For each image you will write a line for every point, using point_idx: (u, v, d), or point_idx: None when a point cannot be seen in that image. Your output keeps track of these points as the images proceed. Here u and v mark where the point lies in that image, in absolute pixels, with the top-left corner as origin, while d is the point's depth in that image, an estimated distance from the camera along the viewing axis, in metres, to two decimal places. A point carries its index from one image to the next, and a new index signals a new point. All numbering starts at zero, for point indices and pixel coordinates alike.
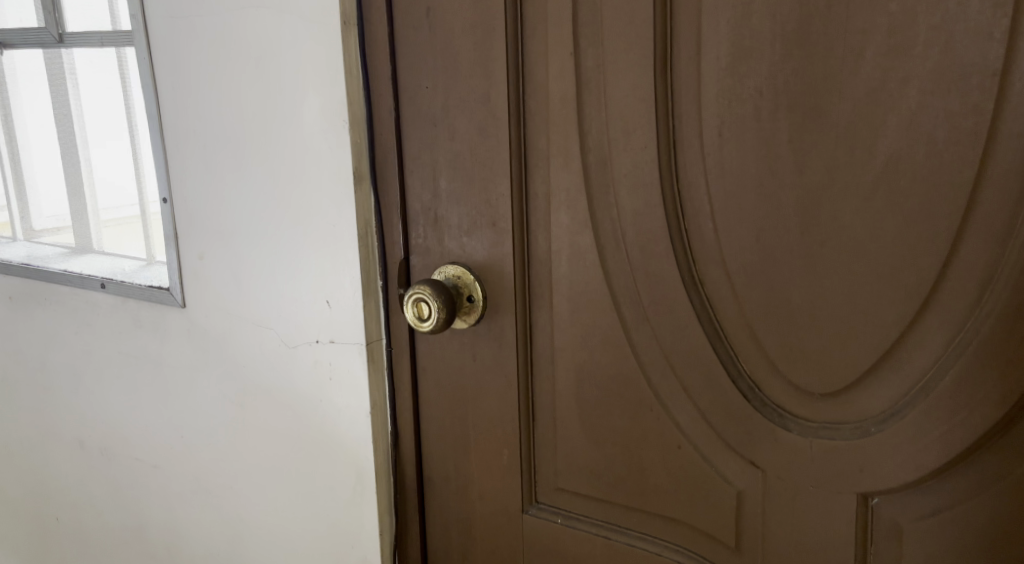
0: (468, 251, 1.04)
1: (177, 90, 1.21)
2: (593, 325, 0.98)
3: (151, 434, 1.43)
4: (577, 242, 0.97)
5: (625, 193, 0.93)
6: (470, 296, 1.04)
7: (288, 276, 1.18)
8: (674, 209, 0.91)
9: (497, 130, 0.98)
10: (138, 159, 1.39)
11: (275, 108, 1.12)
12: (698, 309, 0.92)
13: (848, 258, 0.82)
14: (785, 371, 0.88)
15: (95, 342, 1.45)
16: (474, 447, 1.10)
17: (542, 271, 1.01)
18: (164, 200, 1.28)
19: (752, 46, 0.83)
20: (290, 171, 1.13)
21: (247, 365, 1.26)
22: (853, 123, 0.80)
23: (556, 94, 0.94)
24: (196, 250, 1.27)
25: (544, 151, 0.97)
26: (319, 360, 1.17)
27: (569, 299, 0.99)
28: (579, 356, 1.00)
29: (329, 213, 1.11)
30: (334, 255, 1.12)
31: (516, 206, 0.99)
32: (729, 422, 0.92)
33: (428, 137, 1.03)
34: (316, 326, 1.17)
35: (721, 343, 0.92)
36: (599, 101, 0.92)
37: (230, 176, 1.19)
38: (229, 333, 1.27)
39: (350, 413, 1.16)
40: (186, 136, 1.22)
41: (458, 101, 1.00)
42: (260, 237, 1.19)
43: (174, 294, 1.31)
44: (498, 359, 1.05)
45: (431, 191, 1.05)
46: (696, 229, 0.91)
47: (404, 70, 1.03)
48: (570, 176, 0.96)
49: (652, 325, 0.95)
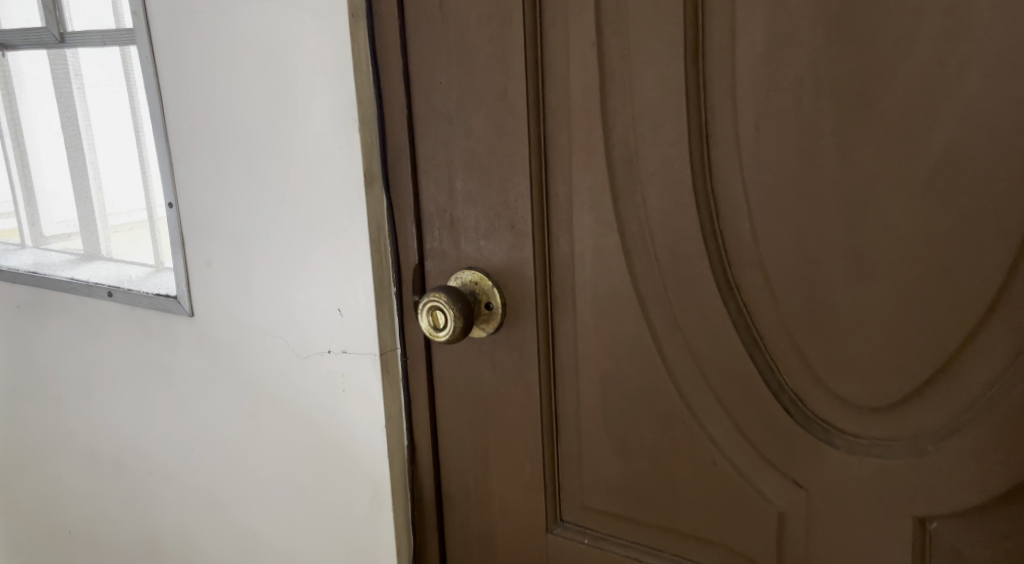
0: (485, 256, 0.98)
1: (181, 90, 1.16)
2: (620, 333, 0.92)
3: (162, 446, 1.38)
4: (601, 244, 0.91)
5: (652, 193, 0.86)
6: (488, 303, 0.99)
7: (298, 283, 1.12)
8: (707, 207, 0.84)
9: (515, 126, 0.92)
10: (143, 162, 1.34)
11: (282, 108, 1.07)
12: (735, 317, 0.85)
13: (900, 262, 0.76)
14: (832, 383, 0.81)
15: (104, 351, 1.41)
16: (496, 461, 1.04)
17: (565, 276, 0.95)
18: (169, 205, 1.23)
19: (791, 30, 0.76)
20: (298, 173, 1.08)
21: (259, 374, 1.21)
22: (906, 110, 0.73)
23: (578, 87, 0.88)
24: (204, 256, 1.22)
25: (566, 148, 0.91)
26: (332, 371, 1.12)
27: (593, 305, 0.93)
28: (604, 367, 0.94)
29: (340, 216, 1.05)
30: (346, 261, 1.06)
31: (536, 207, 0.94)
32: (770, 439, 0.85)
33: (442, 135, 0.97)
34: (328, 334, 1.11)
35: (760, 352, 0.84)
36: (624, 93, 0.86)
37: (238, 179, 1.14)
38: (239, 342, 1.22)
39: (366, 424, 1.11)
40: (192, 138, 1.17)
41: (473, 97, 0.94)
42: (270, 243, 1.13)
43: (182, 302, 1.26)
44: (519, 370, 0.99)
45: (446, 192, 0.99)
46: (731, 230, 0.83)
47: (416, 65, 0.97)
48: (593, 175, 0.90)
49: (683, 332, 0.88)
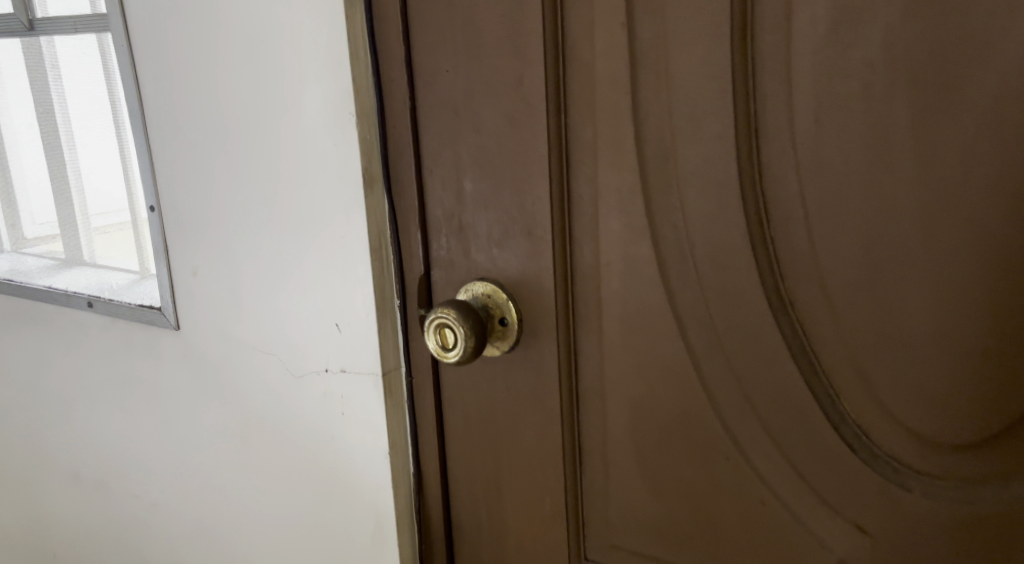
0: (498, 265, 0.87)
1: (160, 81, 1.05)
2: (653, 354, 0.81)
3: (148, 468, 1.28)
4: (631, 253, 0.80)
5: (692, 195, 0.75)
6: (502, 318, 0.88)
7: (290, 294, 1.02)
8: (756, 212, 0.73)
9: (532, 119, 0.80)
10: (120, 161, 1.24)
11: (270, 101, 0.96)
12: (789, 339, 0.74)
13: (988, 279, 0.66)
14: (907, 418, 0.71)
15: (85, 365, 1.30)
16: (511, 493, 0.93)
17: (590, 288, 0.84)
18: (151, 208, 1.12)
19: (861, 5, 0.65)
20: (289, 172, 0.97)
21: (250, 394, 1.10)
22: (999, 99, 0.63)
23: (605, 74, 0.77)
24: (189, 264, 1.11)
25: (591, 144, 0.80)
26: (330, 392, 1.01)
27: (621, 321, 0.83)
28: (634, 391, 0.84)
29: (336, 222, 0.95)
30: (343, 271, 0.96)
31: (556, 212, 0.83)
32: (829, 477, 0.75)
33: (448, 130, 0.85)
34: (325, 351, 1.00)
35: (819, 380, 0.74)
36: (658, 82, 0.75)
37: (225, 180, 1.03)
38: (227, 358, 1.11)
39: (367, 451, 1.00)
40: (173, 134, 1.06)
41: (483, 86, 0.82)
42: (261, 250, 1.03)
43: (166, 314, 1.15)
44: (538, 393, 0.88)
45: (454, 194, 0.87)
46: (785, 238, 0.72)
47: (418, 50, 0.85)
48: (622, 174, 0.79)
49: (727, 354, 0.77)
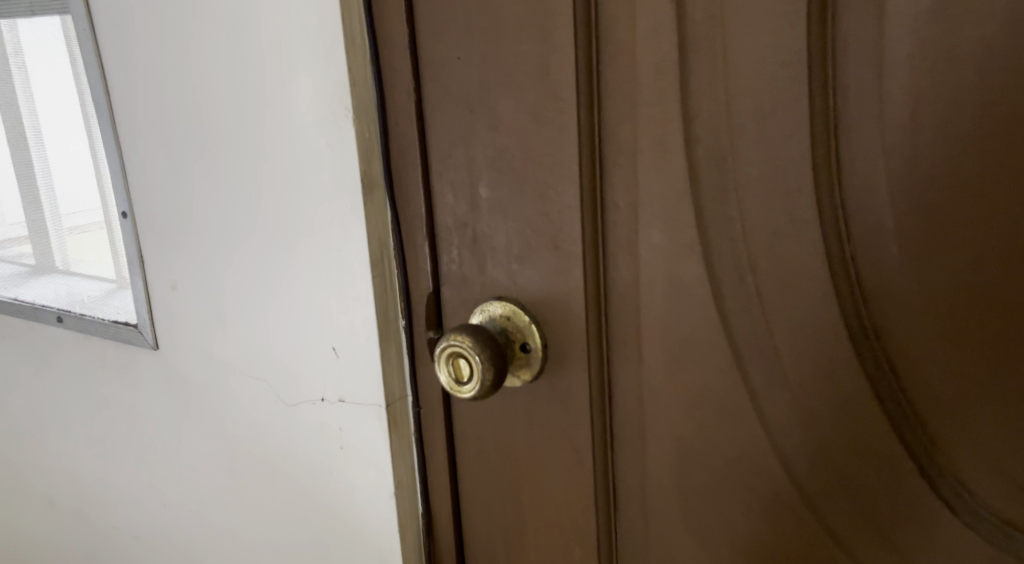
0: (519, 284, 0.75)
1: (128, 70, 0.93)
2: (703, 389, 0.70)
3: (128, 499, 1.17)
4: (678, 272, 0.68)
5: (754, 204, 0.64)
6: (524, 344, 0.76)
7: (279, 314, 0.90)
8: (834, 227, 0.62)
9: (560, 115, 0.68)
10: (82, 162, 1.10)
11: (252, 93, 0.84)
12: (875, 377, 0.63)
13: None
14: (1018, 473, 0.60)
15: (56, 385, 1.19)
16: (533, 544, 0.82)
17: (626, 311, 0.72)
18: (123, 214, 1.00)
19: None
20: (276, 176, 0.85)
21: (238, 424, 0.99)
22: None
23: (648, 62, 0.65)
24: (166, 277, 0.99)
25: (629, 144, 0.68)
26: (326, 424, 0.90)
27: (665, 351, 0.71)
28: (680, 431, 0.72)
29: (332, 234, 0.83)
30: (340, 289, 0.84)
31: (588, 223, 0.70)
32: (919, 537, 0.65)
33: (458, 127, 0.73)
34: (320, 379, 0.89)
35: (910, 427, 0.63)
36: (714, 71, 0.63)
37: (204, 184, 0.91)
38: (211, 382, 1.00)
39: (370, 490, 0.89)
40: (145, 131, 0.94)
41: (501, 77, 0.69)
42: (245, 263, 0.91)
43: (144, 332, 1.03)
44: (565, 430, 0.77)
45: (467, 201, 0.75)
46: (870, 258, 0.61)
47: (424, 34, 0.72)
48: (667, 179, 0.67)
49: (793, 392, 0.66)
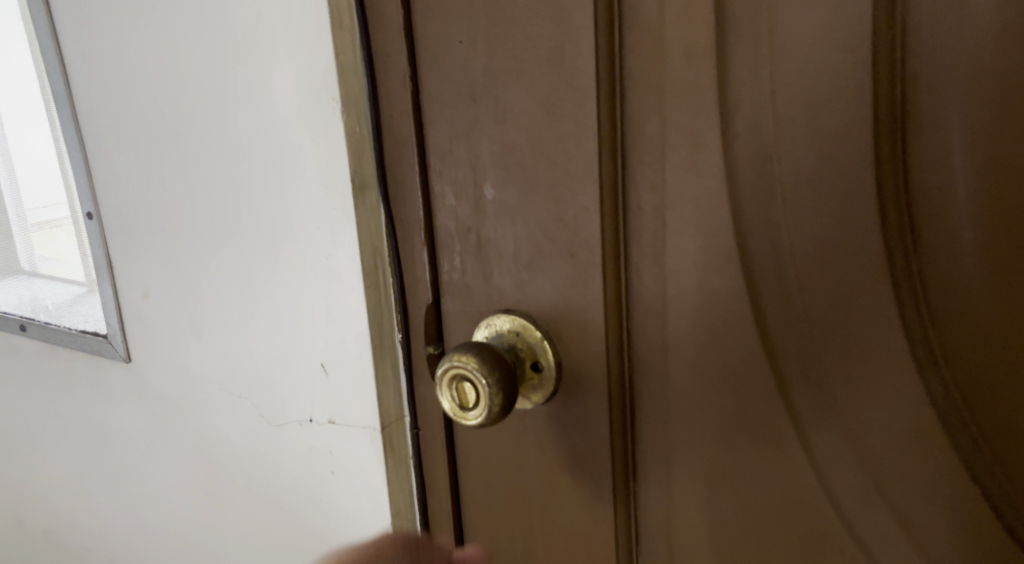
0: (530, 297, 0.65)
1: (89, 55, 0.84)
2: (740, 418, 0.61)
3: (103, 520, 1.09)
4: (713, 285, 0.60)
5: (803, 208, 0.56)
6: (534, 362, 0.66)
7: (261, 326, 0.81)
8: (899, 236, 0.55)
9: (578, 107, 0.59)
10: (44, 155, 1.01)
11: (227, 83, 0.75)
12: (942, 406, 0.56)
13: None
14: None
15: (22, 399, 1.10)
16: None
17: (651, 328, 0.63)
18: (88, 214, 0.91)
19: None
20: (256, 176, 0.76)
21: (219, 444, 0.91)
22: None
23: (680, 47, 0.57)
24: (137, 284, 0.90)
25: (657, 139, 0.59)
26: (315, 446, 0.82)
27: (696, 375, 0.62)
28: (711, 464, 0.63)
29: (319, 239, 0.74)
30: (329, 300, 0.76)
31: (608, 229, 0.61)
32: None
33: (461, 119, 0.63)
34: (308, 398, 0.81)
35: (983, 464, 0.56)
36: (756, 56, 0.55)
37: (175, 183, 0.83)
38: (189, 398, 0.91)
39: (364, 519, 0.82)
40: (110, 124, 0.86)
41: (509, 64, 0.60)
42: (223, 270, 0.82)
43: (114, 344, 0.95)
44: (580, 461, 0.68)
45: (470, 202, 0.65)
46: (939, 272, 0.54)
47: (419, 13, 0.62)
48: (702, 179, 0.58)
49: (844, 419, 0.58)
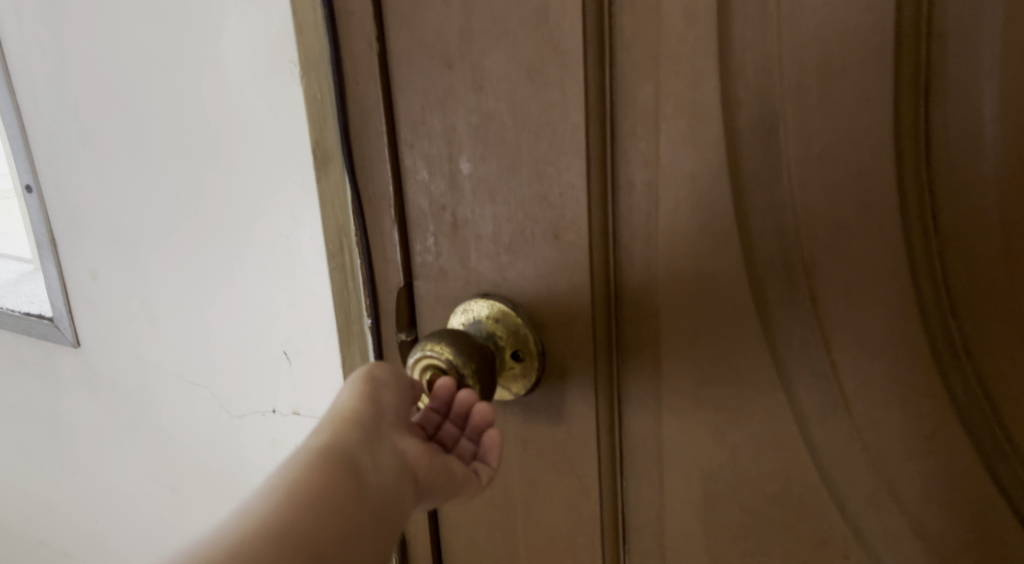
0: (511, 281, 0.59)
1: (23, 13, 0.76)
2: (739, 411, 0.56)
3: (57, 513, 1.03)
4: (712, 269, 0.54)
5: (813, 185, 0.51)
6: (514, 351, 0.61)
7: (218, 310, 0.75)
8: (918, 216, 0.50)
9: (564, 72, 0.53)
10: None
11: (176, 44, 0.68)
12: (962, 400, 0.51)
13: None
14: None
15: None
16: None
17: (642, 315, 0.58)
18: (27, 188, 0.84)
19: None
20: (209, 148, 0.70)
21: (177, 436, 0.85)
22: None
23: (679, 6, 0.51)
24: (85, 264, 0.84)
25: (652, 108, 0.53)
26: (279, 438, 0.77)
27: (691, 365, 0.57)
28: (706, 459, 0.59)
29: (279, 218, 0.68)
30: (292, 284, 0.70)
31: (596, 208, 0.56)
32: None
33: (435, 85, 0.57)
34: (271, 387, 0.75)
35: (1005, 463, 0.52)
36: (762, 18, 0.50)
37: (122, 156, 0.76)
38: (143, 387, 0.85)
39: None
40: (48, 90, 0.78)
41: (488, 23, 0.54)
42: (175, 249, 0.76)
43: (61, 328, 0.88)
44: (565, 457, 0.62)
45: (445, 177, 0.58)
46: (961, 255, 0.50)
47: None
48: (701, 153, 0.53)
49: (853, 417, 0.54)
